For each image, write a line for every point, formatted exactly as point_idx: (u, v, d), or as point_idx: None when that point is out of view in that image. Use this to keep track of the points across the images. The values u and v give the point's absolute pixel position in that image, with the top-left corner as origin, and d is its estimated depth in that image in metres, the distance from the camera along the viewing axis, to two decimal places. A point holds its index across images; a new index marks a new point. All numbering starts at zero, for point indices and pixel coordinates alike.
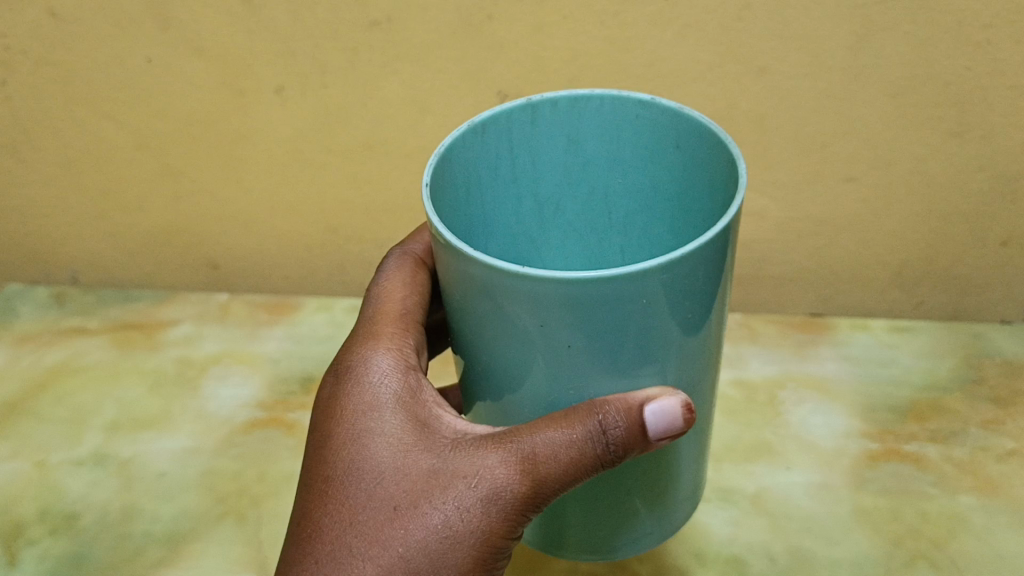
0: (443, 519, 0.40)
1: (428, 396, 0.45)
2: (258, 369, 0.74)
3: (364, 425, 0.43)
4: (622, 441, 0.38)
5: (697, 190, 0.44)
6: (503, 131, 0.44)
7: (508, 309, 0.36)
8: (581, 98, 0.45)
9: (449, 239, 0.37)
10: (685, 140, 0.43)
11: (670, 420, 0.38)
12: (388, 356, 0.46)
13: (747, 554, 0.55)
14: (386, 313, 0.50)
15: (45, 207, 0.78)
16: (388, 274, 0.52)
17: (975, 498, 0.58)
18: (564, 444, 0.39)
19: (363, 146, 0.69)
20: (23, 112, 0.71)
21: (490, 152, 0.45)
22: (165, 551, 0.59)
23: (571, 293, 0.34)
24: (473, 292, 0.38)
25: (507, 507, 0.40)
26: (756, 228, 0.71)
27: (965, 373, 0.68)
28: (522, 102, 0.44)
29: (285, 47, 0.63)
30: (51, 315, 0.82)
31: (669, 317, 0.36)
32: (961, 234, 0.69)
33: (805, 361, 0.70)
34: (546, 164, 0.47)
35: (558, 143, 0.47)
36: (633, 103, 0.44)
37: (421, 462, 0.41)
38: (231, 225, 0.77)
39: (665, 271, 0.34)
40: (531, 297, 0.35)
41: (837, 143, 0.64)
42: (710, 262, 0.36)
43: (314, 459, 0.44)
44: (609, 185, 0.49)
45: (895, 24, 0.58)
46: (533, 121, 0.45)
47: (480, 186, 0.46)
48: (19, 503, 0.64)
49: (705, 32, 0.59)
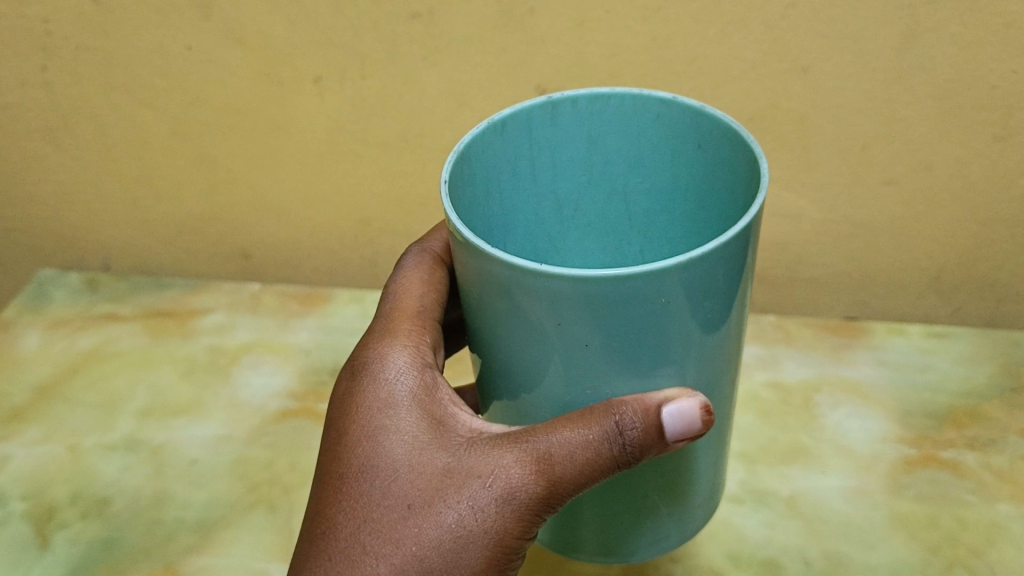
0: (458, 518, 0.39)
1: (444, 394, 0.45)
2: (290, 359, 0.74)
3: (380, 422, 0.42)
4: (639, 442, 0.37)
5: (720, 190, 0.44)
6: (522, 128, 0.44)
7: (526, 309, 0.36)
8: (602, 97, 0.44)
9: (467, 236, 0.36)
10: (707, 140, 0.42)
11: (688, 423, 0.37)
12: (404, 352, 0.45)
13: (782, 557, 0.55)
14: (403, 310, 0.49)
15: (80, 193, 0.79)
16: (406, 270, 0.51)
17: (1014, 506, 0.57)
18: (580, 445, 0.38)
19: (399, 138, 0.69)
20: (62, 98, 0.71)
21: (510, 150, 0.44)
22: (196, 537, 0.59)
23: (590, 292, 0.33)
24: (490, 291, 0.37)
25: (522, 508, 0.39)
26: (793, 230, 0.71)
27: (1004, 380, 0.67)
28: (543, 100, 0.44)
29: (325, 38, 0.63)
30: (84, 301, 0.82)
31: (688, 316, 0.35)
32: (1001, 240, 0.69)
33: (842, 365, 0.69)
34: (566, 163, 0.47)
35: (578, 142, 0.46)
36: (655, 102, 0.43)
37: (437, 460, 0.41)
38: (265, 215, 0.77)
39: (685, 270, 0.33)
40: (549, 297, 0.34)
41: (878, 145, 0.64)
42: (731, 262, 0.35)
43: (329, 455, 0.43)
44: (629, 185, 0.48)
45: (942, 25, 0.57)
46: (552, 119, 0.44)
47: (499, 184, 0.45)
48: (52, 486, 0.64)
49: (748, 31, 0.59)
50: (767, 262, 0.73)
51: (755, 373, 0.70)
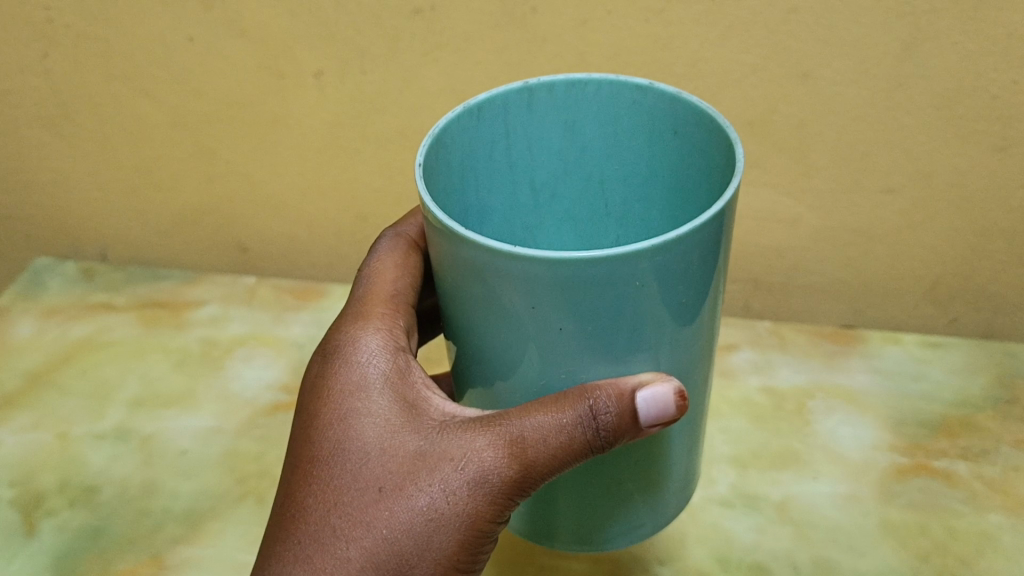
0: (429, 502, 0.39)
1: (417, 378, 0.44)
2: (284, 353, 0.73)
3: (352, 406, 0.42)
4: (613, 427, 0.37)
5: (696, 177, 0.43)
6: (499, 114, 0.44)
7: (501, 292, 0.35)
8: (579, 83, 0.44)
9: (442, 219, 0.36)
10: (684, 127, 0.42)
11: (661, 408, 0.37)
12: (377, 336, 0.45)
13: (770, 562, 0.55)
14: (377, 294, 0.48)
15: (77, 182, 0.79)
16: (380, 256, 0.51)
17: (1004, 517, 0.57)
18: (553, 429, 0.37)
19: (398, 134, 0.68)
20: (62, 85, 0.71)
21: (486, 136, 0.44)
22: (183, 528, 0.59)
23: (564, 274, 0.33)
24: (464, 274, 0.36)
25: (494, 492, 0.39)
26: (791, 236, 0.70)
27: (998, 391, 0.67)
28: (520, 85, 0.43)
29: (326, 32, 0.63)
30: (78, 290, 0.82)
31: (662, 301, 0.35)
32: (999, 251, 0.68)
33: (836, 371, 0.69)
34: (545, 150, 0.46)
35: (555, 129, 0.46)
36: (631, 88, 0.43)
37: (409, 443, 0.40)
38: (262, 208, 0.77)
39: (661, 251, 0.33)
40: (523, 278, 0.34)
41: (877, 153, 0.64)
42: (706, 244, 0.35)
43: (300, 438, 0.43)
44: (608, 172, 0.47)
45: (943, 34, 0.57)
46: (530, 105, 0.44)
47: (475, 170, 0.45)
48: (40, 474, 0.64)
49: (750, 34, 0.58)
50: (765, 267, 0.73)
51: (749, 378, 0.69)
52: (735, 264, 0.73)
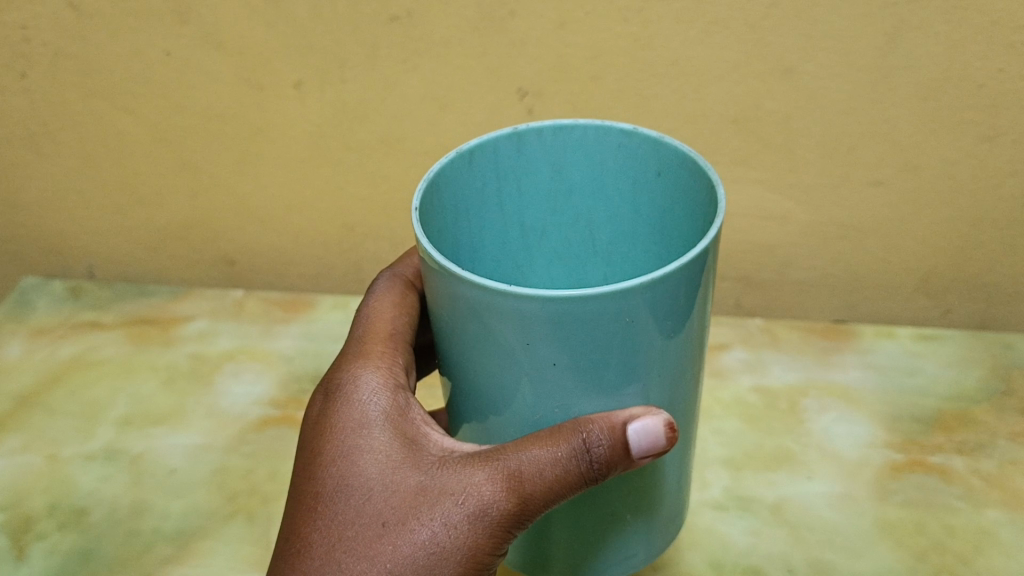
0: (431, 535, 0.39)
1: (417, 414, 0.44)
2: (272, 367, 0.73)
3: (353, 443, 0.42)
4: (607, 459, 0.36)
5: (679, 217, 0.43)
6: (489, 159, 0.43)
7: (496, 331, 0.35)
8: (566, 127, 0.43)
9: (437, 260, 0.35)
10: (668, 169, 0.42)
11: (653, 439, 0.36)
12: (376, 373, 0.44)
13: (766, 565, 0.54)
14: (374, 333, 0.48)
15: (61, 200, 0.78)
16: (376, 296, 0.50)
17: (1002, 512, 0.56)
18: (548, 462, 0.37)
19: (381, 143, 0.68)
20: (41, 104, 0.71)
21: (478, 180, 0.43)
22: (173, 548, 0.59)
23: (557, 312, 0.32)
24: (460, 314, 0.36)
25: (494, 525, 0.39)
26: (781, 232, 0.69)
27: (994, 384, 0.66)
28: (509, 130, 0.43)
29: (305, 42, 0.62)
30: (66, 309, 0.82)
31: (652, 336, 0.34)
32: (991, 240, 0.68)
33: (829, 369, 0.69)
34: (534, 192, 0.46)
35: (543, 172, 0.45)
36: (616, 132, 0.43)
37: (410, 479, 0.40)
38: (248, 221, 0.77)
39: (648, 290, 0.32)
40: (515, 317, 0.33)
41: (865, 145, 0.63)
42: (692, 281, 0.34)
43: (302, 475, 0.43)
44: (594, 214, 0.47)
45: (927, 24, 0.56)
46: (519, 149, 0.44)
47: (468, 212, 0.44)
48: (29, 497, 0.63)
49: (731, 30, 0.58)
50: (756, 265, 0.72)
51: (741, 377, 0.69)
52: (725, 262, 0.73)
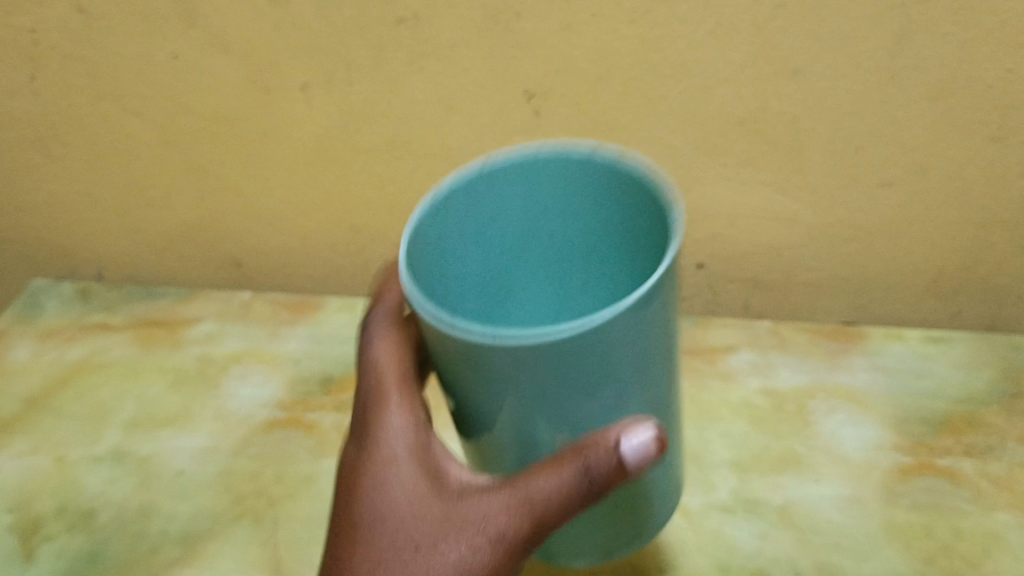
0: (457, 558, 0.40)
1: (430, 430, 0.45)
2: (280, 369, 0.73)
3: (374, 470, 0.43)
4: (608, 479, 0.37)
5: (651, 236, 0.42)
6: (460, 202, 0.42)
7: (478, 370, 0.35)
8: (529, 157, 0.42)
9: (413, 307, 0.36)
10: (634, 192, 0.41)
11: (643, 454, 0.37)
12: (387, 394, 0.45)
13: (772, 569, 0.54)
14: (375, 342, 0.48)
15: (70, 203, 0.79)
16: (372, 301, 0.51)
17: (1012, 516, 0.56)
18: (553, 485, 0.38)
19: (387, 145, 0.68)
20: (49, 106, 0.71)
21: (454, 225, 0.42)
22: (180, 551, 0.59)
23: (530, 350, 0.33)
24: (443, 353, 0.36)
25: (514, 543, 0.40)
26: (789, 233, 0.69)
27: (1004, 385, 0.66)
28: (474, 169, 0.42)
29: (311, 44, 0.62)
30: (75, 311, 0.82)
31: (626, 357, 0.35)
32: (1001, 242, 0.67)
33: (837, 370, 0.68)
34: (509, 226, 0.45)
35: (514, 204, 0.44)
36: (577, 156, 0.42)
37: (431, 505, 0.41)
38: (255, 223, 0.77)
39: (613, 318, 0.33)
40: (493, 358, 0.34)
41: (874, 146, 0.62)
42: (656, 300, 0.35)
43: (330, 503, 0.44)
44: (569, 236, 0.46)
45: (936, 25, 0.56)
46: (487, 186, 0.42)
47: (451, 261, 0.43)
48: (37, 500, 0.63)
49: (739, 32, 0.57)
50: (763, 266, 0.72)
51: (748, 380, 0.69)
52: (732, 263, 0.72)
